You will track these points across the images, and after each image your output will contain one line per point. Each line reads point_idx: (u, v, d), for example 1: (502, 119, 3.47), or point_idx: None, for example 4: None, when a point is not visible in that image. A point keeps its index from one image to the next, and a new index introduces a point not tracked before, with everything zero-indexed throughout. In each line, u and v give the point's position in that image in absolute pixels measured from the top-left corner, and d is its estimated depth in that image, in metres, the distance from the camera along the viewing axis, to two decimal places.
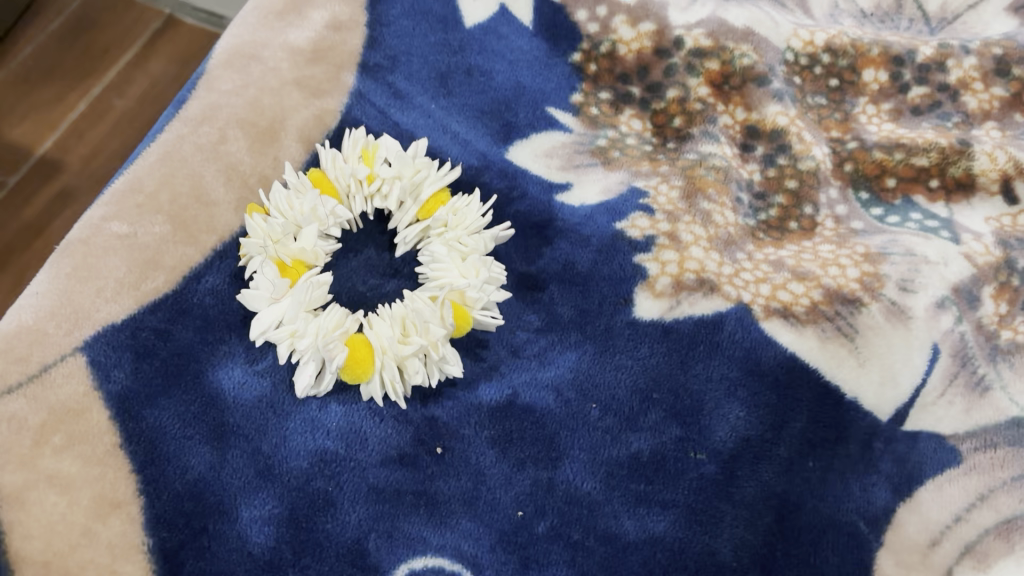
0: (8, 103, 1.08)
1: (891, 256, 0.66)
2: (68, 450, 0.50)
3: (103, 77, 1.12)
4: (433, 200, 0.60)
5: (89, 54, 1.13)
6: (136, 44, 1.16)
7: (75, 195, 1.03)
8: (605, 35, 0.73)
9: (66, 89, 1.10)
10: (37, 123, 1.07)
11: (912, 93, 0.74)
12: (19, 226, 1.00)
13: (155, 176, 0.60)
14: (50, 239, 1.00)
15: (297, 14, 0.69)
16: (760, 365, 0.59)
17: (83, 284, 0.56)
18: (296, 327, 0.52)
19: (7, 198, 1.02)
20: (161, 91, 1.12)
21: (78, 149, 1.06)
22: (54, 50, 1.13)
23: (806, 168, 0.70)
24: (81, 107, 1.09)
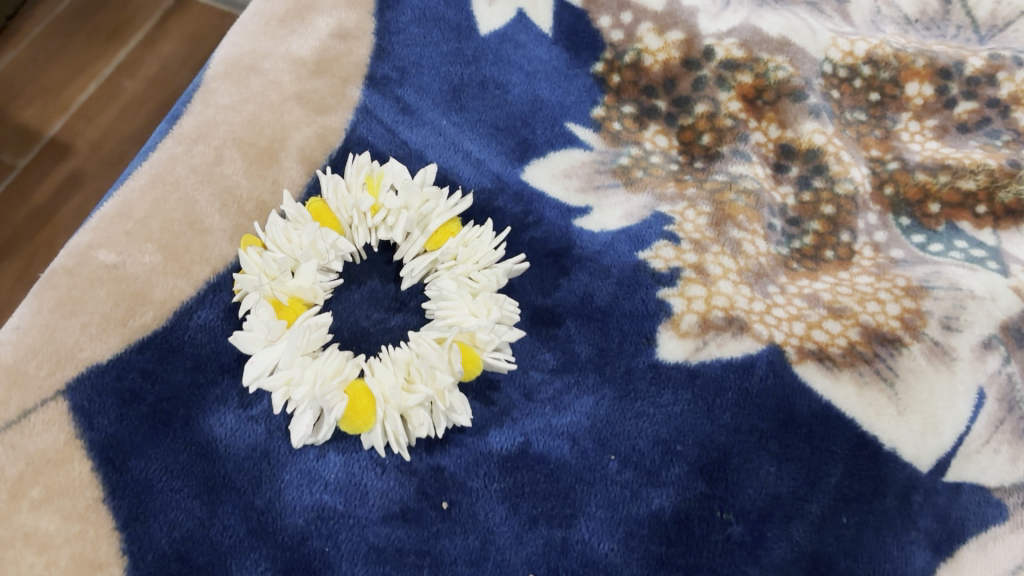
0: (16, 85, 1.04)
1: (933, 290, 0.61)
2: (47, 505, 0.47)
3: (113, 58, 1.08)
4: (442, 232, 0.56)
5: (98, 34, 1.09)
6: (148, 24, 1.11)
7: (84, 181, 1.00)
8: (629, 44, 0.68)
9: (75, 71, 1.06)
10: (46, 106, 1.03)
11: (959, 108, 0.68)
12: (26, 212, 0.97)
13: (146, 200, 0.57)
14: (57, 227, 0.97)
15: (301, 21, 0.65)
16: (793, 413, 0.55)
17: (66, 320, 0.52)
18: (292, 375, 0.49)
19: (15, 182, 0.99)
20: (173, 74, 1.08)
21: (87, 132, 1.02)
22: (64, 29, 1.09)
23: (844, 192, 0.65)
24: (91, 89, 1.05)
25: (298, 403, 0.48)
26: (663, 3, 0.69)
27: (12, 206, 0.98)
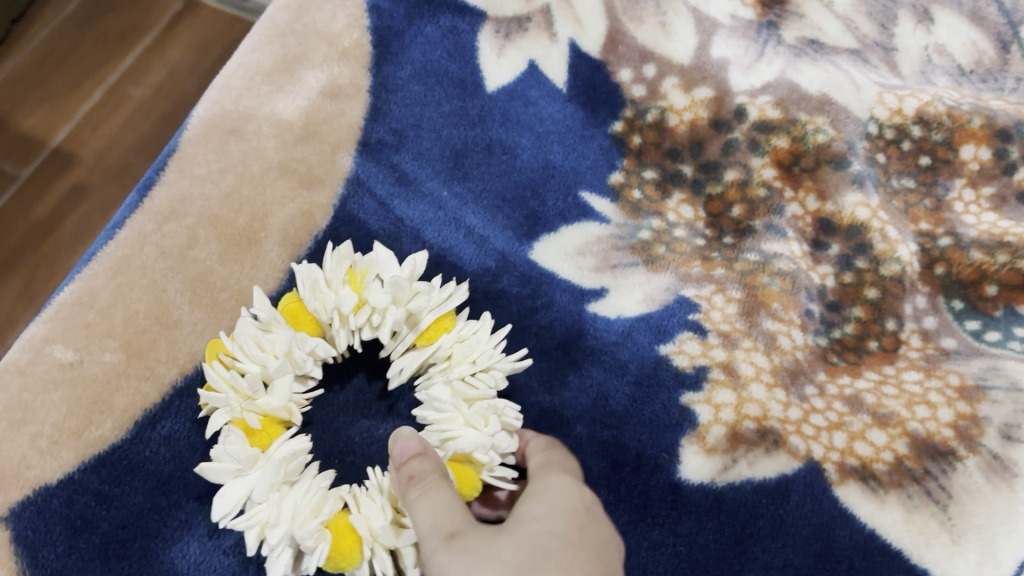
0: (16, 90, 0.96)
1: (991, 391, 0.54)
2: None
3: (119, 62, 0.99)
4: (435, 327, 0.49)
5: (105, 36, 1.00)
6: (161, 22, 1.02)
7: (88, 193, 0.93)
8: (652, 101, 0.62)
9: (80, 76, 0.98)
10: (47, 113, 0.96)
11: (1020, 175, 0.60)
12: (28, 227, 0.91)
13: (109, 288, 0.50)
14: (59, 242, 0.91)
15: (288, 74, 0.58)
16: (833, 546, 0.49)
17: (14, 431, 0.46)
18: (265, 518, 0.42)
19: (13, 198, 0.92)
20: (181, 81, 1.00)
21: (92, 143, 0.95)
22: (70, 29, 1.00)
23: (890, 273, 0.58)
24: (96, 96, 0.97)
25: (273, 545, 0.42)
26: (689, 55, 0.62)
27: (10, 222, 0.91)
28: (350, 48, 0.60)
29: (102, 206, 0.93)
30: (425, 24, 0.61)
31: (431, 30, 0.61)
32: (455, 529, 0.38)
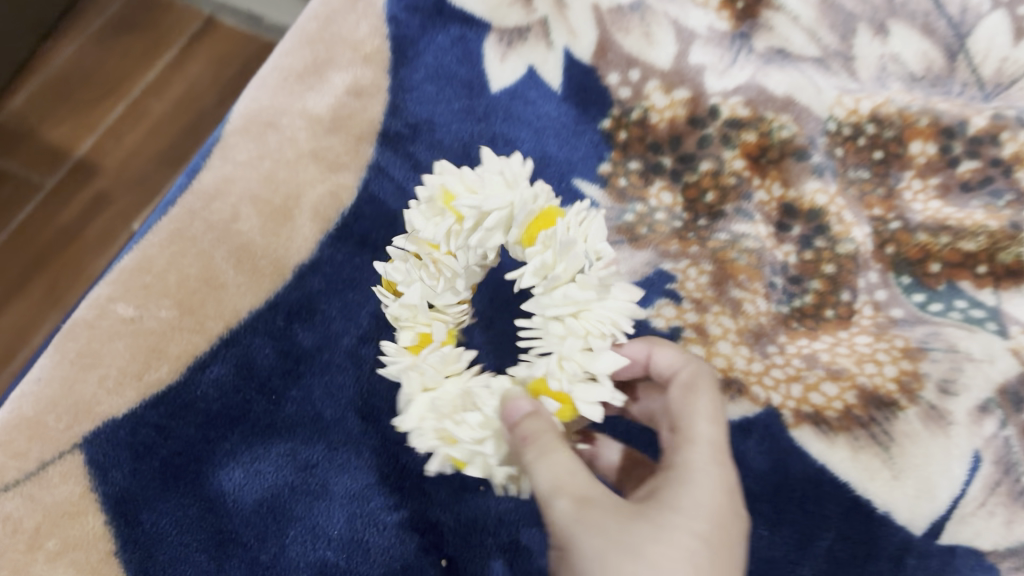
0: (46, 102, 1.08)
1: (932, 352, 0.62)
2: (62, 557, 0.49)
3: (143, 77, 1.11)
4: (535, 226, 0.49)
5: (130, 56, 1.12)
6: (179, 42, 1.14)
7: (111, 202, 1.05)
8: (636, 101, 0.70)
9: (106, 90, 1.10)
10: (75, 125, 1.08)
11: (963, 167, 0.65)
12: (53, 233, 1.03)
13: (165, 255, 0.59)
14: (81, 249, 1.02)
15: (318, 76, 0.67)
16: (787, 476, 0.60)
17: (86, 373, 0.54)
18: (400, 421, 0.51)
19: (45, 199, 1.04)
20: (200, 97, 1.11)
21: (115, 152, 1.07)
22: (97, 49, 1.12)
23: (845, 251, 0.66)
24: (120, 109, 1.09)
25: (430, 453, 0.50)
26: (669, 61, 0.69)
27: (39, 226, 1.03)
28: (372, 53, 0.69)
29: (123, 212, 1.04)
30: (437, 33, 0.70)
31: (442, 38, 0.70)
32: (583, 495, 0.42)
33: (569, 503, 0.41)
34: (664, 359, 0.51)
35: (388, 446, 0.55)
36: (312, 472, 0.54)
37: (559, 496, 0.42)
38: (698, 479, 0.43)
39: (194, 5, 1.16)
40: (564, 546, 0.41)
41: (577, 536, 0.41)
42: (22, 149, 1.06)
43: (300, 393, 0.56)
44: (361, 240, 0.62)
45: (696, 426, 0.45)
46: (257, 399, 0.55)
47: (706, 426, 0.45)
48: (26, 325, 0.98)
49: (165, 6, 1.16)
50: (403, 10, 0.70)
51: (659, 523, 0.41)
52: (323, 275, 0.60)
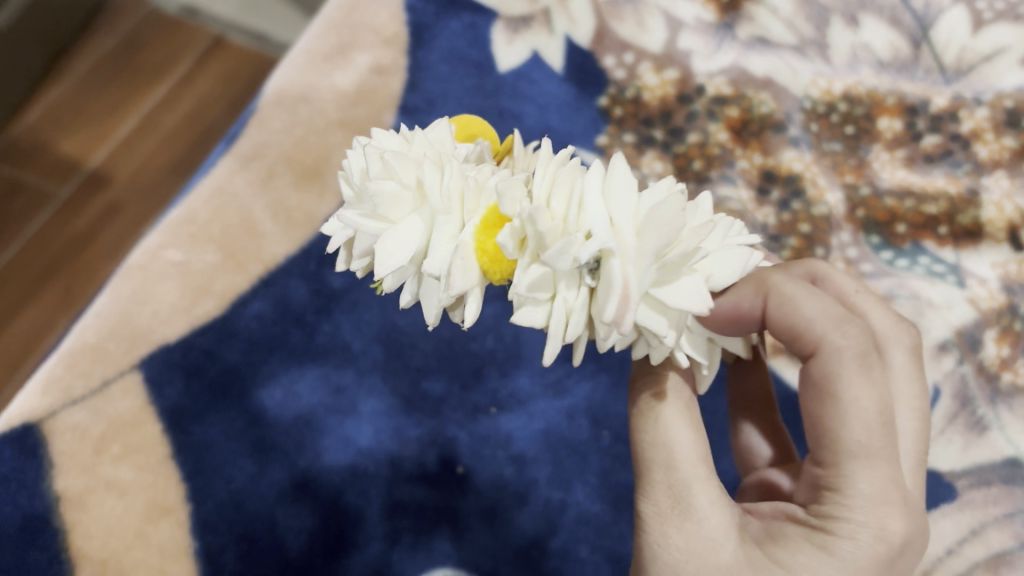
0: (61, 117, 1.12)
1: (897, 298, 0.69)
2: (125, 458, 0.56)
3: (154, 92, 1.16)
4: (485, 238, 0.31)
5: (141, 73, 1.17)
6: (189, 59, 1.18)
7: (121, 211, 1.08)
8: (631, 81, 0.77)
9: (117, 105, 1.14)
10: (87, 137, 1.12)
11: (925, 142, 0.75)
12: (69, 239, 1.06)
13: (208, 208, 0.65)
14: (97, 253, 1.05)
15: (342, 57, 0.74)
16: None
17: (140, 307, 0.61)
18: None
19: (59, 211, 1.08)
20: (209, 109, 1.15)
21: (127, 163, 1.11)
22: (110, 64, 1.17)
23: (819, 213, 0.73)
24: (132, 122, 1.13)
25: None
26: (662, 45, 0.78)
27: (56, 231, 1.06)
28: (392, 37, 0.76)
29: (136, 219, 1.08)
30: (450, 19, 0.77)
31: (456, 24, 0.77)
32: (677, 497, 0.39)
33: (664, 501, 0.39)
34: (801, 312, 0.38)
35: (409, 373, 0.62)
36: (343, 393, 0.60)
37: (687, 465, 0.39)
38: (849, 555, 0.36)
39: (203, 25, 1.21)
40: (662, 516, 0.39)
41: (681, 533, 0.39)
42: (36, 161, 1.09)
43: (331, 327, 0.62)
44: None
45: (861, 472, 0.36)
46: (294, 329, 0.62)
47: (886, 471, 0.36)
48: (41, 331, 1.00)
49: (175, 26, 1.21)
50: None
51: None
52: None
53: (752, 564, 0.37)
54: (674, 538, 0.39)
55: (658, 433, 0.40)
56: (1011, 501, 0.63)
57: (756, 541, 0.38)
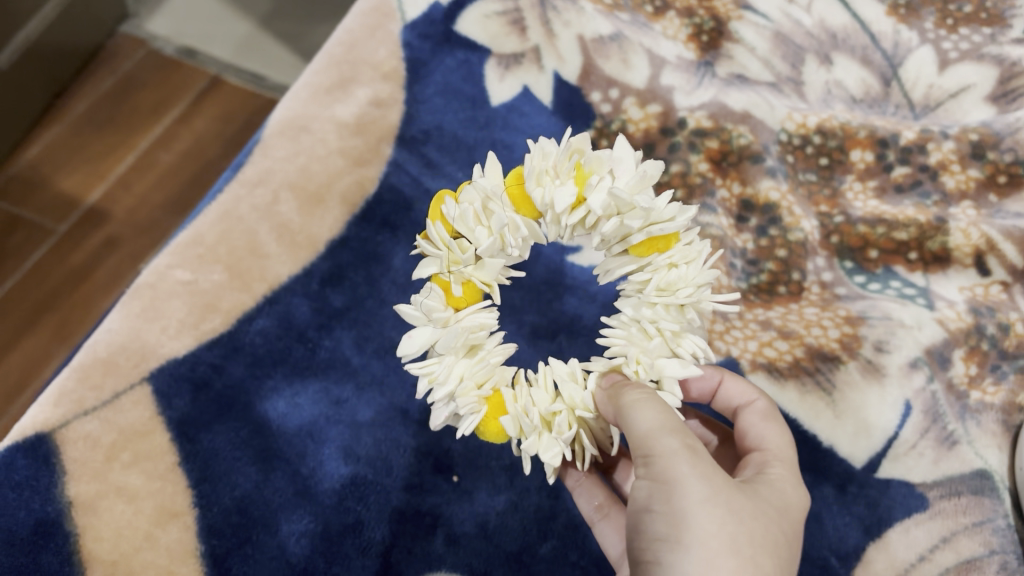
0: (60, 154, 1.15)
1: (870, 319, 0.72)
2: (135, 466, 0.60)
3: (151, 133, 1.18)
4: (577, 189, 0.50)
5: (139, 112, 1.20)
6: (185, 101, 1.21)
7: (119, 246, 1.11)
8: (616, 115, 0.81)
9: (116, 145, 1.17)
10: (85, 175, 1.14)
11: (896, 172, 0.78)
12: (68, 271, 1.08)
13: (215, 230, 0.69)
14: (92, 287, 1.07)
15: (343, 90, 0.78)
16: None
17: (149, 323, 0.64)
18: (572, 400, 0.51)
19: (56, 245, 1.10)
20: (205, 149, 1.18)
21: (123, 201, 1.13)
22: (108, 103, 1.20)
23: (795, 239, 0.76)
24: (129, 161, 1.16)
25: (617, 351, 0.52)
26: (644, 81, 0.81)
27: (53, 264, 1.08)
28: (390, 72, 0.80)
29: (132, 253, 1.10)
30: (445, 56, 0.82)
31: (450, 60, 0.82)
32: (690, 445, 0.45)
33: (679, 443, 0.44)
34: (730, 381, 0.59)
35: (407, 386, 0.65)
36: (343, 405, 0.64)
37: (666, 439, 0.44)
38: (794, 497, 0.49)
39: (199, 66, 1.24)
40: (652, 479, 0.44)
41: (665, 495, 0.44)
42: (36, 196, 1.12)
43: (332, 342, 0.66)
44: (383, 221, 0.73)
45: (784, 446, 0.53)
46: (297, 345, 0.66)
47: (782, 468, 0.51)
48: (37, 361, 1.02)
49: (171, 68, 1.24)
50: (416, 38, 0.82)
51: (757, 540, 0.43)
52: (351, 250, 0.71)
53: (733, 518, 0.43)
54: (657, 502, 0.44)
55: (627, 423, 0.46)
56: (980, 510, 0.65)
57: (732, 498, 0.44)
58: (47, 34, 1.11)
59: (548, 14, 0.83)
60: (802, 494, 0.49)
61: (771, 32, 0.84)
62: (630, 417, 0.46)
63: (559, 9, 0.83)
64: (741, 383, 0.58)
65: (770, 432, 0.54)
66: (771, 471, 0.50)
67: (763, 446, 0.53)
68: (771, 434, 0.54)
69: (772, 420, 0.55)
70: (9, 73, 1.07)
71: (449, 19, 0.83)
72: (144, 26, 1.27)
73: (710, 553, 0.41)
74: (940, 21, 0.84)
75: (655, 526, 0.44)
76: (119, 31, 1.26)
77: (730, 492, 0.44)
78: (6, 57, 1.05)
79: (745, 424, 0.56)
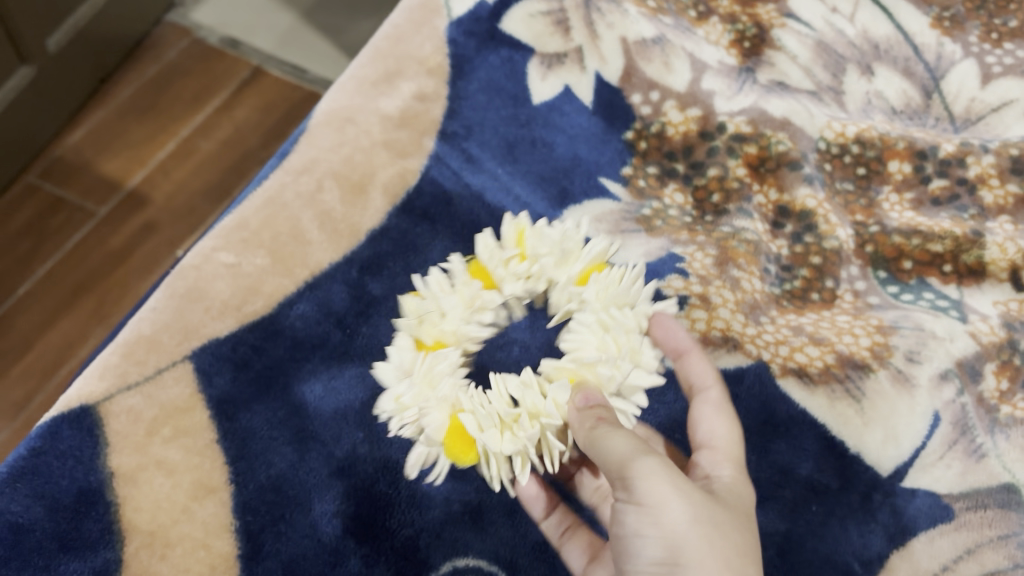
0: (101, 138, 1.18)
1: (901, 329, 0.72)
2: (175, 441, 0.63)
3: (191, 120, 1.20)
4: None
5: (182, 99, 1.22)
6: (228, 89, 1.23)
7: (155, 230, 1.12)
8: (656, 117, 0.81)
9: (156, 131, 1.19)
10: (126, 160, 1.17)
11: (933, 185, 0.77)
12: (103, 255, 1.10)
13: (260, 217, 0.72)
14: (127, 272, 1.09)
15: (389, 84, 0.80)
16: (774, 416, 0.69)
17: (192, 304, 0.67)
18: None
19: (95, 227, 1.12)
20: (243, 139, 1.20)
21: (162, 186, 1.15)
22: (152, 90, 1.22)
23: (830, 247, 0.76)
24: (168, 148, 1.18)
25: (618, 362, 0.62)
26: (685, 85, 0.81)
27: (90, 247, 1.10)
28: (435, 68, 0.81)
29: (168, 239, 1.12)
30: (490, 54, 0.83)
31: (495, 58, 0.82)
32: (666, 462, 0.50)
33: (655, 460, 0.49)
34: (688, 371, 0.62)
35: None
36: (378, 391, 0.67)
37: (642, 459, 0.49)
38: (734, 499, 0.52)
39: (241, 56, 1.26)
40: (638, 505, 0.48)
41: (664, 535, 0.47)
42: (76, 180, 1.14)
43: (369, 330, 0.69)
44: (424, 212, 0.74)
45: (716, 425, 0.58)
46: (335, 331, 0.68)
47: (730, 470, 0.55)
48: (73, 341, 1.04)
49: (214, 57, 1.26)
50: (461, 34, 0.83)
51: (744, 552, 0.48)
52: (390, 240, 0.73)
53: (718, 532, 0.47)
54: (649, 525, 0.48)
55: (607, 447, 0.51)
56: (1006, 524, 0.65)
57: (711, 509, 0.49)
58: (96, 20, 1.14)
59: (592, 15, 0.84)
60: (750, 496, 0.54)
61: (813, 41, 0.84)
62: (608, 445, 0.51)
63: (604, 11, 0.84)
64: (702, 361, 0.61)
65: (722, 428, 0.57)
66: (722, 473, 0.55)
67: (711, 441, 0.57)
68: (724, 429, 0.57)
69: (723, 461, 0.55)
70: (61, 55, 1.10)
71: (494, 18, 0.84)
72: (189, 15, 1.29)
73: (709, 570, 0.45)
74: (984, 35, 0.84)
75: (649, 550, 0.48)
76: (163, 20, 1.29)
77: (709, 505, 0.49)
78: (61, 37, 1.08)
79: (699, 415, 0.59)
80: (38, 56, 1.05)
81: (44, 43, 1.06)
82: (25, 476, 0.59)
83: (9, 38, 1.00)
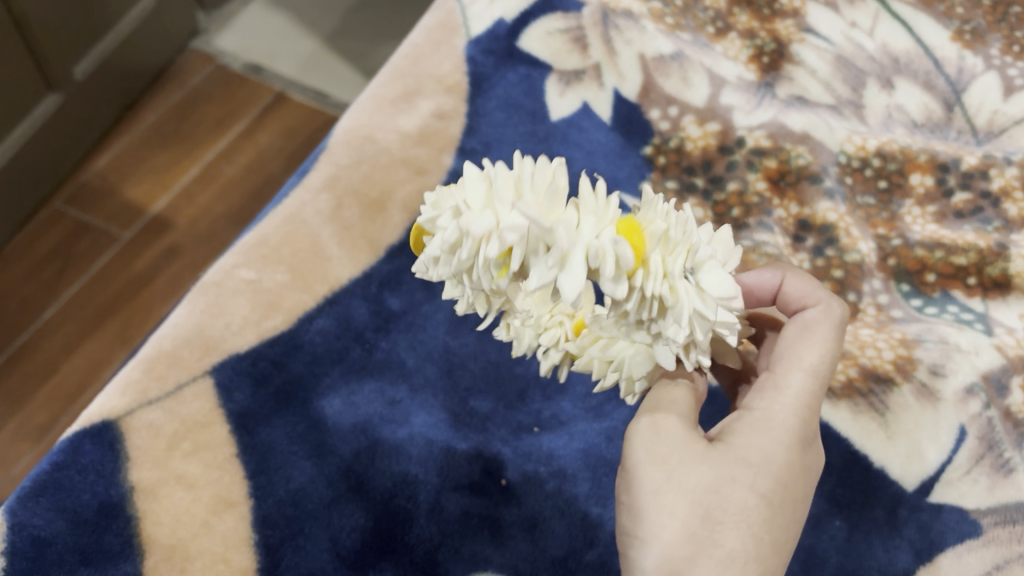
0: (127, 163, 1.19)
1: (925, 342, 0.71)
2: (195, 455, 0.63)
3: (215, 144, 1.22)
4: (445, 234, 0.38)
5: (205, 123, 1.23)
6: (251, 113, 1.25)
7: (179, 253, 1.13)
8: (674, 132, 0.81)
9: (181, 155, 1.21)
10: (151, 184, 1.18)
11: (956, 198, 0.76)
12: (128, 279, 1.11)
13: (280, 233, 0.72)
14: (152, 294, 1.10)
15: (408, 102, 0.81)
16: None
17: (214, 319, 0.68)
18: None
19: (120, 250, 1.13)
20: (266, 163, 1.21)
21: (187, 210, 1.16)
22: (177, 115, 1.24)
23: (851, 260, 0.75)
24: (193, 172, 1.19)
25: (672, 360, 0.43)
26: (704, 100, 0.81)
27: (116, 271, 1.11)
28: (453, 85, 0.82)
29: (192, 262, 1.13)
30: (508, 71, 0.83)
31: (512, 76, 0.83)
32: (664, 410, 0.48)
33: (648, 422, 0.48)
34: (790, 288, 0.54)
35: (458, 391, 0.68)
36: (397, 406, 0.67)
37: (638, 424, 0.49)
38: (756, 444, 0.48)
39: (265, 82, 1.28)
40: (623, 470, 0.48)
41: (633, 510, 0.47)
42: (101, 205, 1.16)
43: (388, 344, 0.70)
44: None
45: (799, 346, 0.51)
46: (354, 346, 0.69)
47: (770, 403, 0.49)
48: (98, 364, 1.05)
49: (237, 82, 1.28)
50: (479, 52, 0.84)
51: (714, 513, 0.46)
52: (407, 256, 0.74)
53: (691, 499, 0.46)
54: (625, 493, 0.48)
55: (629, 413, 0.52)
56: None
57: (695, 474, 0.46)
58: (123, 48, 1.16)
59: (610, 32, 0.84)
60: (789, 429, 0.48)
61: (833, 55, 0.84)
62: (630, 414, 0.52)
63: (622, 28, 0.84)
64: (797, 287, 0.54)
65: (790, 347, 0.51)
66: (755, 406, 0.50)
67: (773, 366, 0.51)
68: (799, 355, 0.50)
69: (763, 393, 0.50)
70: (87, 83, 1.11)
71: (513, 36, 0.85)
72: (214, 42, 1.31)
73: (668, 543, 0.45)
74: (1005, 48, 0.83)
75: (623, 519, 0.48)
76: (188, 46, 1.31)
77: (688, 468, 0.46)
78: (85, 67, 1.10)
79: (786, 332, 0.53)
80: (65, 82, 1.07)
81: (72, 70, 1.08)
82: (47, 490, 0.60)
83: (35, 63, 1.02)
